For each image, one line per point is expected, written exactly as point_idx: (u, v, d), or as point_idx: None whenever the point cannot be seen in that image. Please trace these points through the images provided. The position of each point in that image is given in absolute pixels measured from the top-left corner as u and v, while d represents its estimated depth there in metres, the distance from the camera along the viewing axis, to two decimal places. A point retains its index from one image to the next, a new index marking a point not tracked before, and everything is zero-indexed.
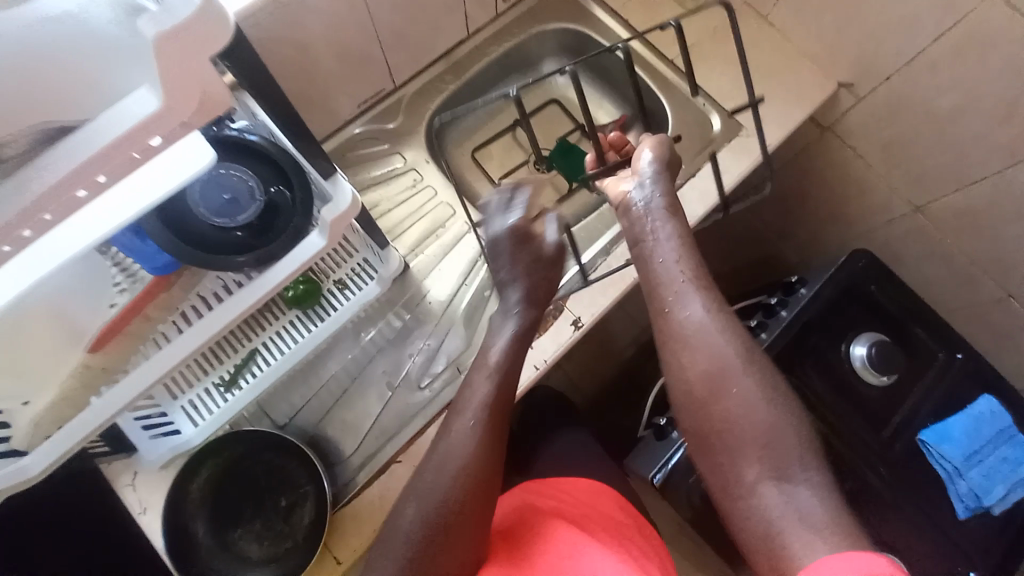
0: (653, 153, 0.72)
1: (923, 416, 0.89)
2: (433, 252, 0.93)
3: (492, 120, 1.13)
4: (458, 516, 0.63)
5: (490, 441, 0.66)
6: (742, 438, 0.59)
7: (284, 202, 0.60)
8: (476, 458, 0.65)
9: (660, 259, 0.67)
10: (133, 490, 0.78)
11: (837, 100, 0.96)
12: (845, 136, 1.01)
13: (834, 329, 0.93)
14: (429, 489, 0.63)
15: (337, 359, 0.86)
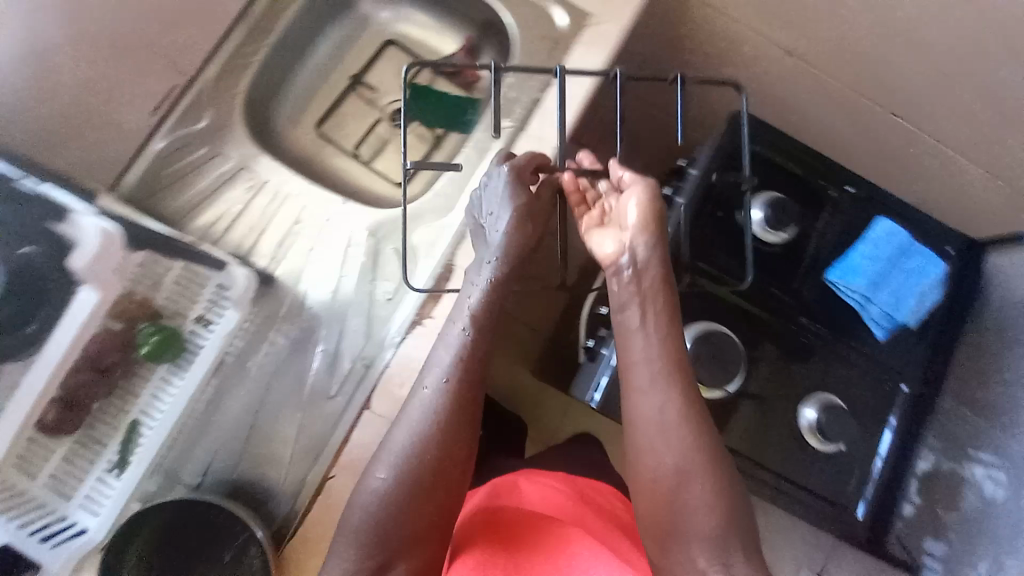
0: (639, 207, 0.71)
1: (826, 256, 0.91)
2: (297, 250, 0.83)
3: (325, 85, 1.00)
4: (415, 499, 0.67)
5: (440, 427, 0.68)
6: (693, 533, 0.67)
7: (36, 276, 0.66)
8: (424, 443, 0.68)
9: (637, 339, 0.71)
10: None
11: None
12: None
13: (731, 199, 0.91)
14: (379, 482, 0.67)
15: (233, 395, 0.79)
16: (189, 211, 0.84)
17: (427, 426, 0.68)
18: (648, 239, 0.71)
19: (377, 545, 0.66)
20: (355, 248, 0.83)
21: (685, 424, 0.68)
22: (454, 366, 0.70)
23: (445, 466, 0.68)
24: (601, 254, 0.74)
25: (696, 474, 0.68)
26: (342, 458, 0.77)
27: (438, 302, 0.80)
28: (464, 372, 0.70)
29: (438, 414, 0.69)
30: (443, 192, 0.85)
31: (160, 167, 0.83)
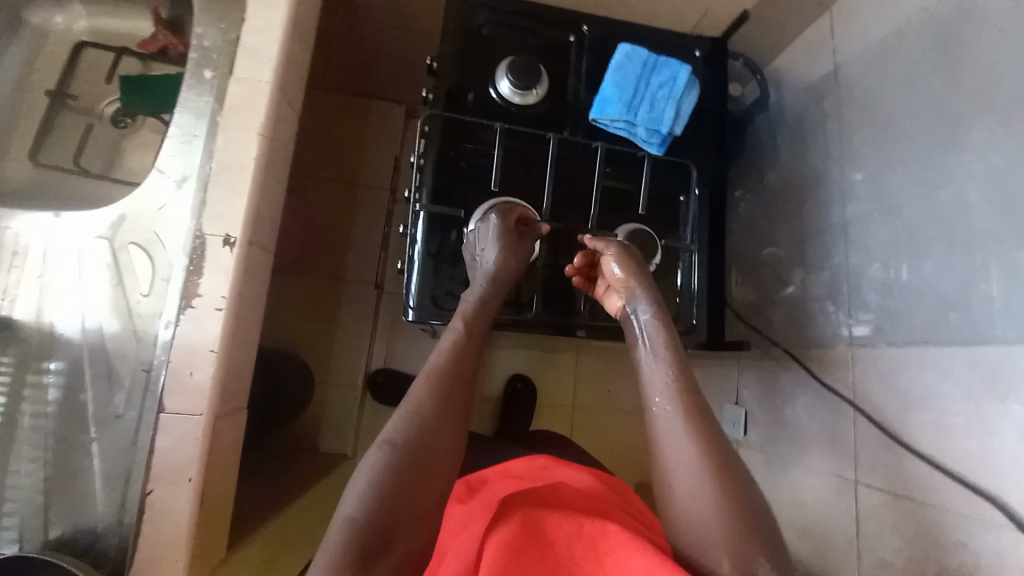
0: (619, 265, 0.82)
1: (586, 101, 0.93)
2: (34, 281, 0.77)
3: (23, 107, 0.93)
4: (408, 480, 0.62)
5: (438, 402, 0.69)
6: (712, 522, 0.63)
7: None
8: (424, 416, 0.67)
9: (648, 365, 0.76)
10: None
11: None
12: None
13: (478, 81, 0.92)
14: (375, 457, 0.63)
15: (18, 453, 0.72)
16: None
17: (427, 400, 0.69)
18: (642, 294, 0.81)
19: (369, 523, 0.58)
20: (95, 256, 0.77)
21: (672, 363, 0.75)
22: (458, 344, 0.75)
23: (449, 448, 0.67)
24: (613, 309, 0.88)
25: (680, 398, 0.71)
26: (153, 470, 0.71)
27: (199, 275, 0.74)
28: (456, 354, 0.75)
29: (442, 392, 0.70)
30: (173, 170, 0.78)
31: None
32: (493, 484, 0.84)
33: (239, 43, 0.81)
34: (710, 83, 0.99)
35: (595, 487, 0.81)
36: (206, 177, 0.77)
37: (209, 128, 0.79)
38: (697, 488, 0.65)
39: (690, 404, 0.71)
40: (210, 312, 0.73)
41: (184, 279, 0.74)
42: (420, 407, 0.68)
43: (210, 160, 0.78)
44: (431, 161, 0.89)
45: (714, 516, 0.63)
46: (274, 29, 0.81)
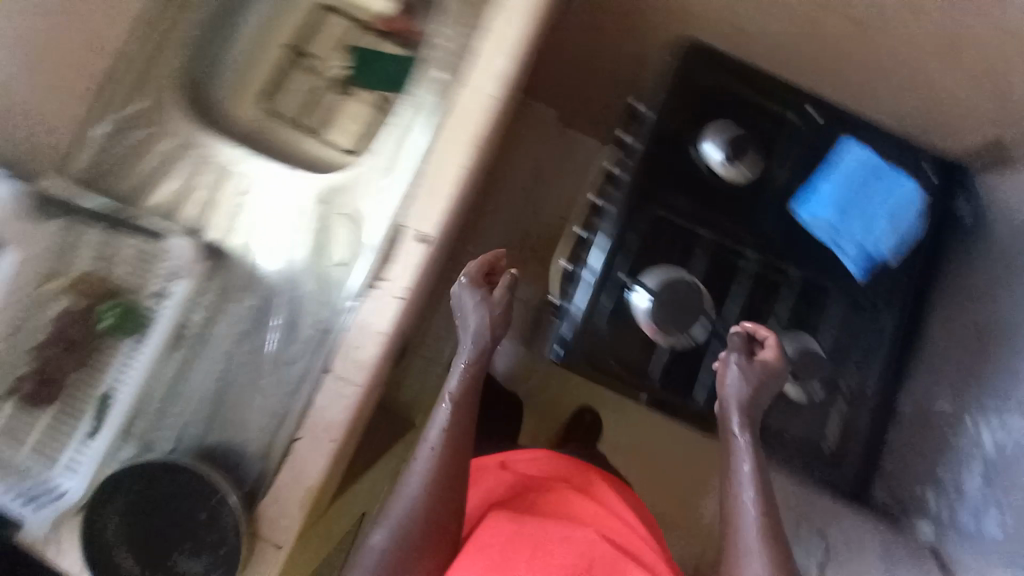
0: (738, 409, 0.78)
1: (792, 188, 0.86)
2: (250, 221, 0.86)
3: (265, 59, 0.99)
4: (441, 489, 0.79)
5: (429, 503, 0.78)
6: None
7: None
8: (413, 520, 0.78)
9: (742, 463, 0.78)
10: (61, 554, 0.73)
11: None
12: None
13: (684, 138, 0.86)
14: (381, 537, 0.79)
15: (197, 367, 0.81)
16: (144, 190, 0.85)
17: (422, 501, 0.78)
18: (749, 458, 0.77)
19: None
20: (306, 213, 0.85)
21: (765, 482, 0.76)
22: (420, 478, 0.79)
23: (439, 537, 0.78)
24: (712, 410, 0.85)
25: (764, 500, 0.75)
26: (303, 419, 0.78)
27: (388, 262, 0.80)
28: (452, 457, 0.80)
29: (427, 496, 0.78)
30: (390, 158, 0.87)
31: (101, 153, 0.86)
32: (493, 471, 0.92)
33: (474, 48, 0.84)
34: (932, 208, 0.90)
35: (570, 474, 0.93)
36: (418, 172, 0.83)
37: (429, 125, 0.85)
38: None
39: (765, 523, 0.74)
40: (391, 297, 0.78)
41: (375, 258, 0.81)
42: (422, 517, 0.78)
43: (426, 156, 0.84)
44: (619, 200, 0.86)
45: None
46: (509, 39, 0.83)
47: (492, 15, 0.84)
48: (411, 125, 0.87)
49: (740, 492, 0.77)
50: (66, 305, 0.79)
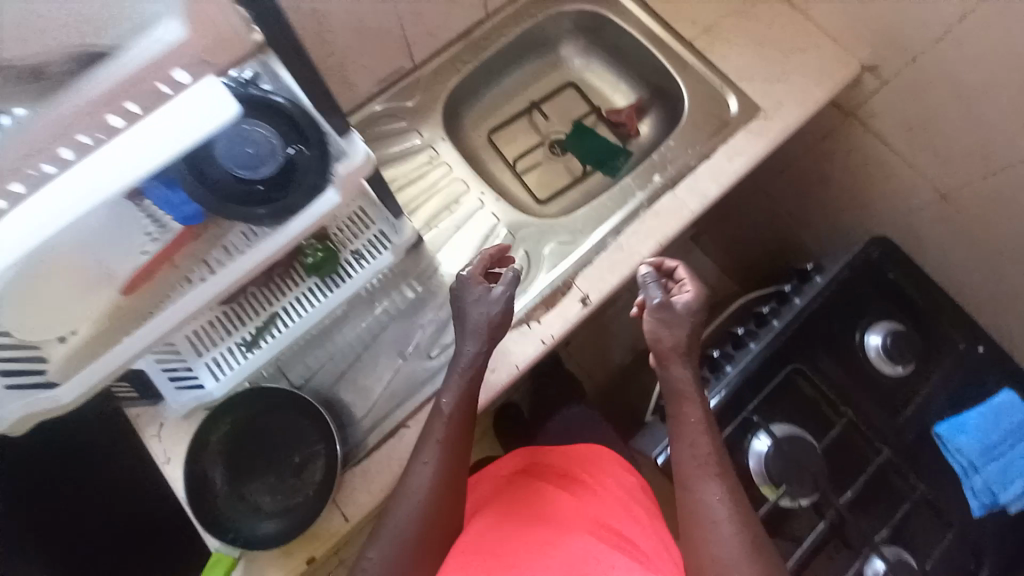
0: (728, 503, 0.68)
1: (940, 407, 0.87)
2: (446, 226, 0.96)
3: (508, 103, 1.13)
4: (423, 522, 0.71)
5: (433, 505, 0.72)
6: None
7: (305, 160, 0.56)
8: (415, 523, 0.71)
9: (726, 546, 0.65)
10: (158, 440, 0.81)
11: (862, 84, 1.02)
12: (866, 116, 1.06)
13: (848, 316, 0.90)
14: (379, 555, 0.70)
15: (352, 326, 0.89)
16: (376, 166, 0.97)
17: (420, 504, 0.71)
18: (723, 536, 0.65)
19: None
20: (493, 240, 0.96)
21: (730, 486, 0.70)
22: (427, 475, 0.73)
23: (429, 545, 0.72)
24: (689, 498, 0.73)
25: None
26: (420, 413, 0.84)
27: (547, 310, 0.88)
28: (458, 437, 0.76)
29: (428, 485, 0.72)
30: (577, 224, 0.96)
31: (367, 122, 0.98)
32: (489, 479, 0.88)
33: (694, 169, 0.95)
34: None
35: (573, 476, 0.85)
36: (602, 246, 0.91)
37: (627, 212, 0.94)
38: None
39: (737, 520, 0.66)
40: (536, 339, 0.86)
41: (535, 296, 0.89)
42: (422, 517, 0.71)
43: (615, 235, 0.92)
44: (771, 337, 0.90)
45: None
46: (726, 172, 0.95)
47: (721, 146, 0.97)
48: (610, 204, 0.97)
49: (709, 505, 0.68)
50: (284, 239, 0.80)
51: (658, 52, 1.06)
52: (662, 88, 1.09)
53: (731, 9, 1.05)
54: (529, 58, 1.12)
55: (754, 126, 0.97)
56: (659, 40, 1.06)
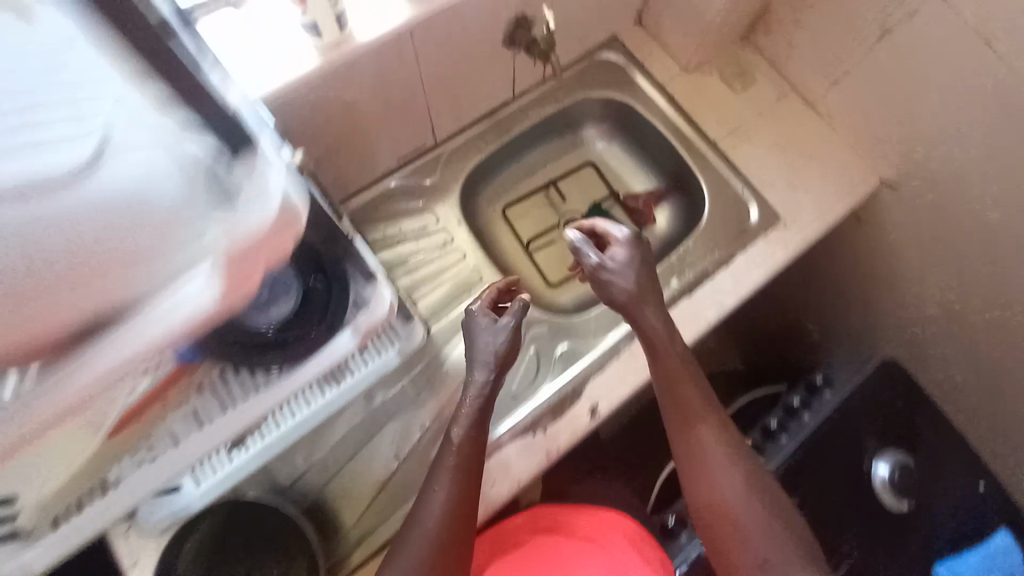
0: (738, 479, 0.73)
1: (939, 546, 0.86)
2: (455, 318, 0.92)
3: (524, 179, 1.10)
4: (445, 546, 0.68)
5: (462, 482, 0.71)
6: None
7: (320, 293, 0.57)
8: (448, 515, 0.69)
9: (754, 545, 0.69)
10: (125, 540, 0.73)
11: (881, 197, 1.03)
12: (880, 227, 1.06)
13: (856, 442, 0.89)
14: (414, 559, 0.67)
15: (347, 422, 0.83)
16: (386, 249, 0.93)
17: (450, 495, 0.70)
18: (750, 543, 0.70)
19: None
20: None
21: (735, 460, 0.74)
22: (452, 466, 0.71)
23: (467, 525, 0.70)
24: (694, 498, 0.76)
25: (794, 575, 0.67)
26: None
27: (555, 419, 0.84)
28: (479, 419, 0.75)
29: (456, 482, 0.70)
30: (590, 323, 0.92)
31: (380, 199, 0.95)
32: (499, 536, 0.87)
33: (712, 276, 0.94)
34: None
35: (588, 541, 0.84)
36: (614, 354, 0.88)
37: None
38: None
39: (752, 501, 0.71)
40: (540, 451, 0.82)
41: (541, 398, 0.85)
42: (442, 531, 0.68)
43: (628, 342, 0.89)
44: (805, 433, 0.90)
45: None
46: (745, 282, 0.94)
47: (739, 254, 0.95)
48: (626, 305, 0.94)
49: (727, 489, 0.73)
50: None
51: (680, 148, 1.05)
52: (679, 181, 1.09)
53: (756, 112, 1.04)
54: (550, 138, 1.10)
55: (771, 236, 0.97)
56: (682, 134, 1.05)
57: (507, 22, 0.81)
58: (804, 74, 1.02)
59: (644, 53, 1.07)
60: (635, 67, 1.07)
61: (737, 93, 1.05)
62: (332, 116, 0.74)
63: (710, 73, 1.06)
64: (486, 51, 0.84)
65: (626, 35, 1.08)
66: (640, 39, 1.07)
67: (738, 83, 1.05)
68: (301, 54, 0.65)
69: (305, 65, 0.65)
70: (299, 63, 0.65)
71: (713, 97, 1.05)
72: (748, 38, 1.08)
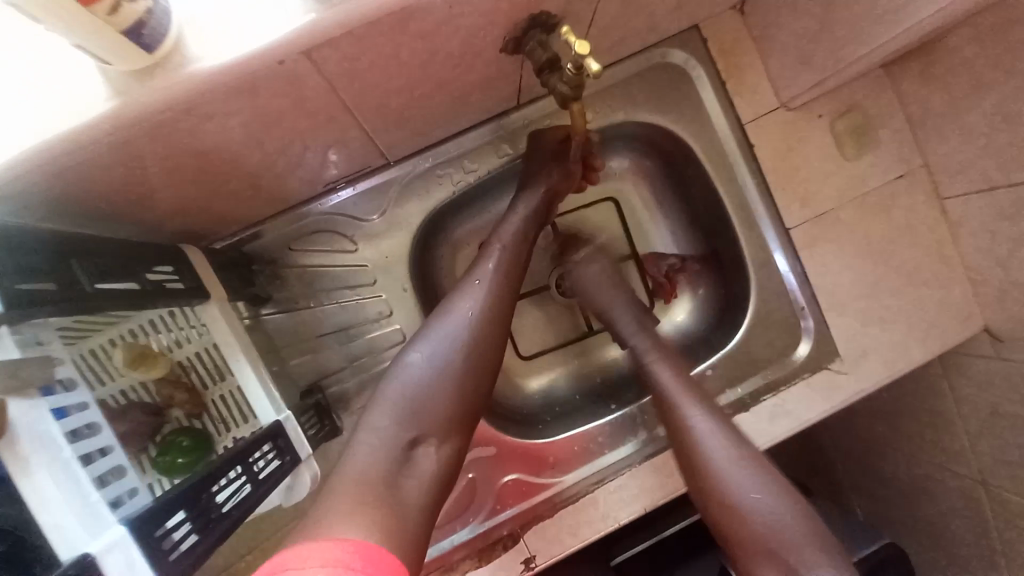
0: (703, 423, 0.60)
1: None
2: None
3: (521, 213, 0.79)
4: (452, 386, 0.50)
5: (495, 326, 0.55)
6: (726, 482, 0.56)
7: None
8: (479, 337, 0.53)
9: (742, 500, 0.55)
10: None
11: (971, 343, 0.71)
12: (951, 371, 0.74)
13: None
14: (431, 353, 0.51)
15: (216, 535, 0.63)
16: (302, 313, 0.70)
17: (485, 319, 0.54)
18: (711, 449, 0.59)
19: (412, 417, 0.48)
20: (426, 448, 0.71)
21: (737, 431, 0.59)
22: (489, 280, 0.57)
23: (488, 386, 0.53)
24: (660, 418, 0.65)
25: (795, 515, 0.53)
26: None
27: (478, 563, 0.68)
28: (512, 276, 0.58)
29: (490, 300, 0.55)
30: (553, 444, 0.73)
31: (298, 235, 0.68)
32: None
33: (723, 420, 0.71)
34: None
35: None
36: (575, 495, 0.70)
37: (621, 451, 0.72)
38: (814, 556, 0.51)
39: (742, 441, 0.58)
40: None
41: (469, 534, 0.70)
42: (432, 392, 0.50)
43: (595, 484, 0.70)
44: None
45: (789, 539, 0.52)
46: (762, 438, 0.71)
47: (767, 398, 0.72)
48: (603, 433, 0.73)
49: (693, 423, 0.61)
50: (138, 416, 0.55)
51: (733, 221, 0.74)
52: (722, 261, 0.79)
53: (866, 194, 0.70)
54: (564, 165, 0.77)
55: (815, 381, 0.71)
56: (745, 202, 0.73)
57: (512, 23, 0.46)
58: (951, 160, 0.66)
59: (730, 64, 0.70)
60: (710, 85, 0.70)
61: (846, 160, 0.70)
62: (184, 163, 0.44)
63: (818, 116, 0.70)
64: (470, 62, 0.50)
65: (713, 24, 0.69)
66: (732, 36, 0.69)
67: (851, 145, 0.69)
68: (79, 86, 0.33)
69: (85, 110, 0.34)
70: (23, 116, 0.34)
71: (811, 158, 0.70)
72: (891, 69, 0.69)
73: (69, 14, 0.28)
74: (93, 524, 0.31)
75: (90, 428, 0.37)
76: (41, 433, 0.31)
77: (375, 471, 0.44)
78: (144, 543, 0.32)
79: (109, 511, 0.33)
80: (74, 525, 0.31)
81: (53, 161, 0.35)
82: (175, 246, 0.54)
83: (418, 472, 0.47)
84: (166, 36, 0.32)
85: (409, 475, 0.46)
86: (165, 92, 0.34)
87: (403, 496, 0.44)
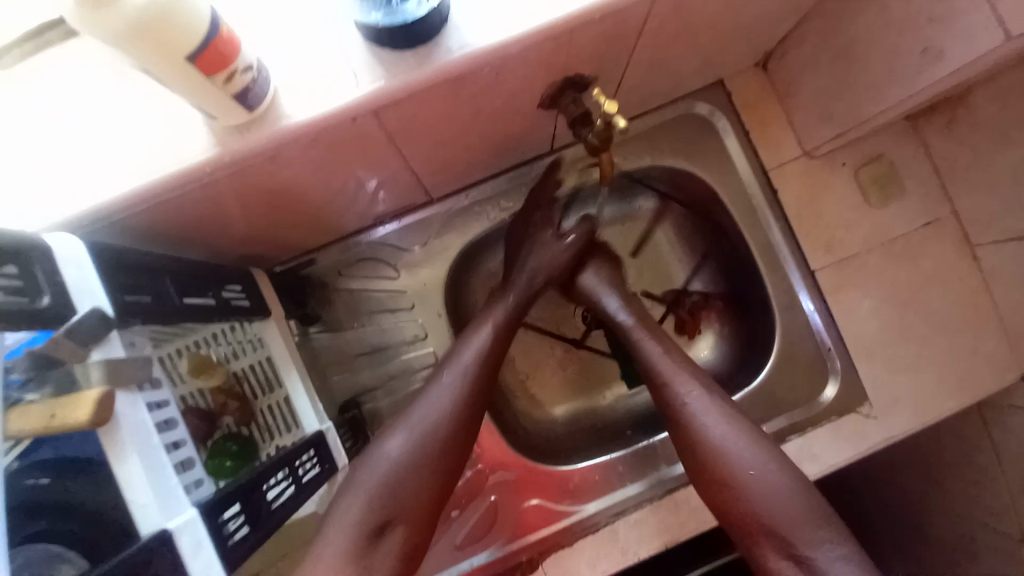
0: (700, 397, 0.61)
1: None
2: None
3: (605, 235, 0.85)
4: (423, 468, 0.56)
5: (463, 410, 0.60)
6: (726, 457, 0.57)
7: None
8: (445, 425, 0.58)
9: (745, 472, 0.56)
10: None
11: (1011, 395, 0.69)
12: (989, 422, 0.72)
13: None
14: (403, 441, 0.56)
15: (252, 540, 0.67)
16: (344, 333, 0.76)
17: (452, 408, 0.59)
18: (708, 416, 0.59)
19: (385, 505, 0.53)
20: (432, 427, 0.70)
21: (810, 527, 0.53)
22: (469, 367, 0.61)
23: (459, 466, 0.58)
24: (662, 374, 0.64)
25: (799, 498, 0.54)
26: None
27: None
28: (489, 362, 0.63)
29: (458, 392, 0.60)
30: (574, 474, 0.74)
31: (346, 262, 0.74)
32: None
33: None
34: None
35: None
36: (592, 525, 0.71)
37: (641, 485, 0.72)
38: (815, 536, 0.52)
39: (757, 457, 0.57)
40: None
41: (487, 559, 0.71)
42: (403, 471, 0.55)
43: (612, 516, 0.71)
44: None
45: (795, 518, 0.53)
46: None
47: (791, 440, 0.71)
48: (625, 468, 0.74)
49: (694, 402, 0.61)
50: (192, 421, 0.58)
51: (759, 263, 0.75)
52: (747, 301, 0.80)
53: (891, 240, 0.71)
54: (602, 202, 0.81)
55: (842, 425, 0.71)
56: (770, 247, 0.75)
57: (550, 83, 0.52)
58: (982, 208, 0.66)
59: (755, 115, 0.73)
60: (735, 135, 0.75)
61: (872, 206, 0.71)
62: (260, 198, 0.51)
63: (843, 165, 0.72)
64: (510, 116, 0.56)
65: (738, 79, 0.74)
66: (756, 90, 0.73)
67: (876, 193, 0.71)
68: (187, 139, 0.40)
69: (188, 152, 0.40)
70: (143, 159, 0.41)
71: (835, 205, 0.72)
72: (916, 122, 0.71)
73: (193, 84, 0.35)
74: (170, 505, 0.36)
75: (168, 423, 0.42)
76: (137, 422, 0.37)
77: (348, 557, 0.50)
78: (206, 527, 0.38)
79: (182, 497, 0.38)
80: (153, 505, 0.36)
81: (160, 196, 0.42)
82: (245, 270, 0.63)
83: (387, 553, 0.52)
84: (264, 98, 0.39)
85: (378, 557, 0.51)
86: (257, 142, 0.40)
87: (372, 572, 0.50)
